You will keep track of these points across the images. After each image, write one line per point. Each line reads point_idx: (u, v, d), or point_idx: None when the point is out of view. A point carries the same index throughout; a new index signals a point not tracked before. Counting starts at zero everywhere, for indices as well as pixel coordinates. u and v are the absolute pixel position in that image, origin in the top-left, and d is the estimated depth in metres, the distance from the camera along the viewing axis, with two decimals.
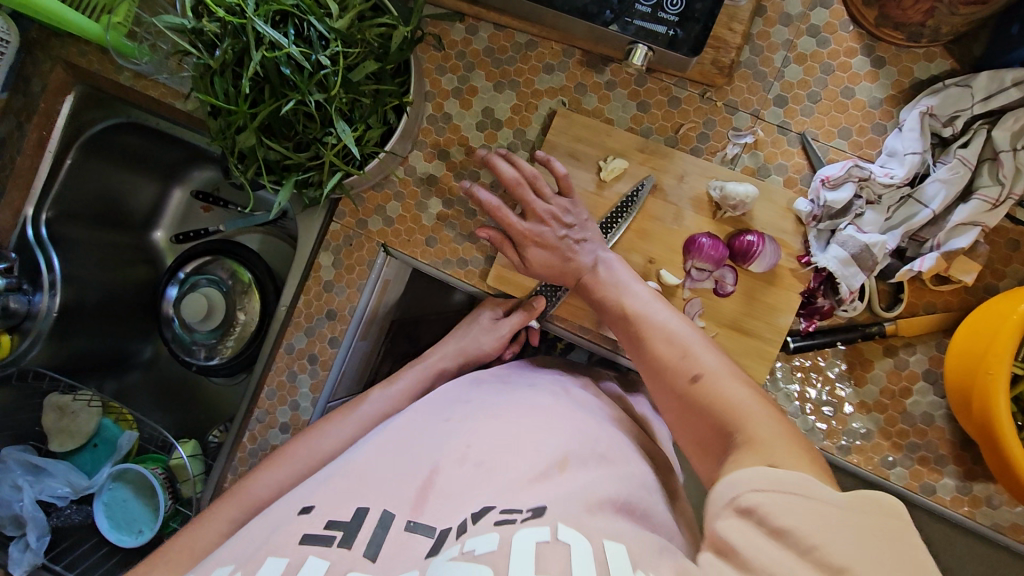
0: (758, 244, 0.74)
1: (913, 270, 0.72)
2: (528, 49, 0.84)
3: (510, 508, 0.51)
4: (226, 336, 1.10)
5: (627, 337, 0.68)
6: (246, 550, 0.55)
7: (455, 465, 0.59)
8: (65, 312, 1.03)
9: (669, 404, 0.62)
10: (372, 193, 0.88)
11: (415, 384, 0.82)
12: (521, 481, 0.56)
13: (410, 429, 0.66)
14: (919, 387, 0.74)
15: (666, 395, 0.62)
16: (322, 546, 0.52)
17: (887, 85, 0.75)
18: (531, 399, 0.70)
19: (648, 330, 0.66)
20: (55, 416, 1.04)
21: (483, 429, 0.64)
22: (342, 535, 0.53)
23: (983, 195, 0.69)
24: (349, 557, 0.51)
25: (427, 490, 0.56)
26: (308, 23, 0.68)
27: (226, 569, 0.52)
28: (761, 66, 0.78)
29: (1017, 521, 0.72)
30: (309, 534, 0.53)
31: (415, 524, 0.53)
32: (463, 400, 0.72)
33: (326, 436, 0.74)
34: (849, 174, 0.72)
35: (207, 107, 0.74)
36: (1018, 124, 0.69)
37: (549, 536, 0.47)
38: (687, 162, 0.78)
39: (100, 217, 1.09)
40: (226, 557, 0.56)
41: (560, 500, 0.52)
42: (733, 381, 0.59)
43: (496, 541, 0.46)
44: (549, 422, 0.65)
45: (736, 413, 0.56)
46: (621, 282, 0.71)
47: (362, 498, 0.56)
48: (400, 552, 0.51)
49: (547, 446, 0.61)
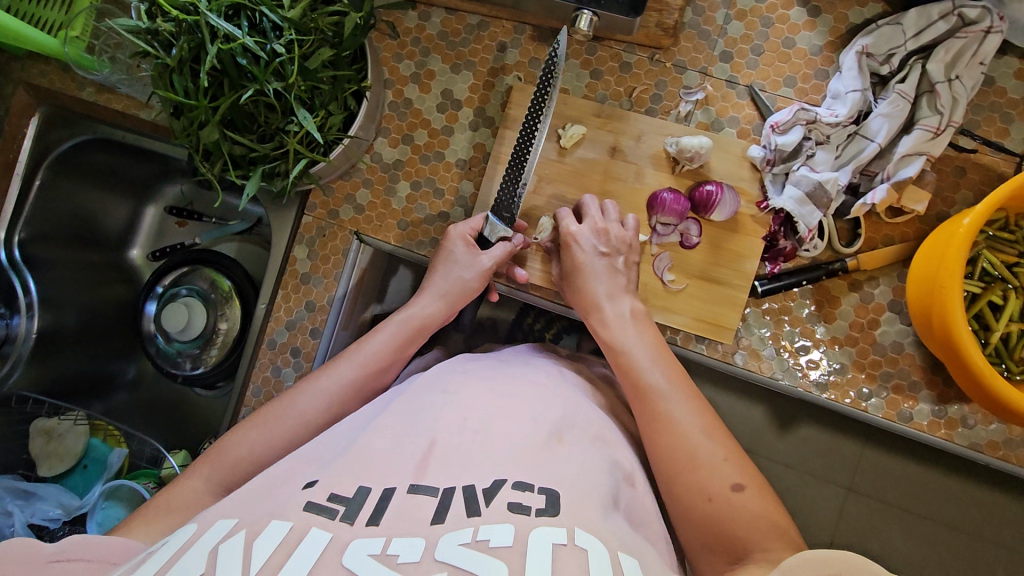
0: (718, 192, 0.76)
1: (867, 204, 0.74)
2: (480, 30, 0.87)
3: (521, 487, 0.50)
4: (210, 345, 1.08)
5: (648, 417, 0.63)
6: (251, 510, 0.49)
7: (454, 435, 0.56)
8: (45, 335, 1.03)
9: (686, 502, 0.58)
10: (341, 183, 0.90)
11: (393, 343, 0.71)
12: (520, 457, 0.54)
13: (410, 402, 0.62)
14: (886, 317, 0.77)
15: (689, 495, 0.58)
16: (325, 519, 0.47)
17: (826, 31, 0.78)
18: (527, 375, 0.69)
19: (679, 419, 0.61)
20: (42, 441, 1.02)
21: (486, 401, 0.61)
22: (345, 508, 0.49)
23: (925, 124, 0.72)
24: (352, 529, 0.46)
25: (428, 457, 0.54)
26: (260, 14, 0.70)
27: (226, 531, 0.47)
28: (704, 26, 0.81)
29: (994, 438, 0.74)
30: (311, 503, 0.49)
31: (417, 485, 0.51)
32: (461, 369, 0.69)
33: (305, 394, 0.66)
34: (797, 118, 0.75)
35: (169, 108, 0.75)
36: (950, 55, 0.72)
37: (565, 538, 0.45)
38: (643, 123, 0.80)
39: (71, 238, 1.07)
40: (225, 512, 0.50)
41: (567, 484, 0.52)
42: (768, 493, 0.58)
43: (512, 534, 0.45)
44: (547, 400, 0.64)
45: (770, 534, 0.54)
46: (641, 358, 0.66)
47: (366, 473, 0.52)
48: (407, 517, 0.48)
49: (545, 420, 0.60)
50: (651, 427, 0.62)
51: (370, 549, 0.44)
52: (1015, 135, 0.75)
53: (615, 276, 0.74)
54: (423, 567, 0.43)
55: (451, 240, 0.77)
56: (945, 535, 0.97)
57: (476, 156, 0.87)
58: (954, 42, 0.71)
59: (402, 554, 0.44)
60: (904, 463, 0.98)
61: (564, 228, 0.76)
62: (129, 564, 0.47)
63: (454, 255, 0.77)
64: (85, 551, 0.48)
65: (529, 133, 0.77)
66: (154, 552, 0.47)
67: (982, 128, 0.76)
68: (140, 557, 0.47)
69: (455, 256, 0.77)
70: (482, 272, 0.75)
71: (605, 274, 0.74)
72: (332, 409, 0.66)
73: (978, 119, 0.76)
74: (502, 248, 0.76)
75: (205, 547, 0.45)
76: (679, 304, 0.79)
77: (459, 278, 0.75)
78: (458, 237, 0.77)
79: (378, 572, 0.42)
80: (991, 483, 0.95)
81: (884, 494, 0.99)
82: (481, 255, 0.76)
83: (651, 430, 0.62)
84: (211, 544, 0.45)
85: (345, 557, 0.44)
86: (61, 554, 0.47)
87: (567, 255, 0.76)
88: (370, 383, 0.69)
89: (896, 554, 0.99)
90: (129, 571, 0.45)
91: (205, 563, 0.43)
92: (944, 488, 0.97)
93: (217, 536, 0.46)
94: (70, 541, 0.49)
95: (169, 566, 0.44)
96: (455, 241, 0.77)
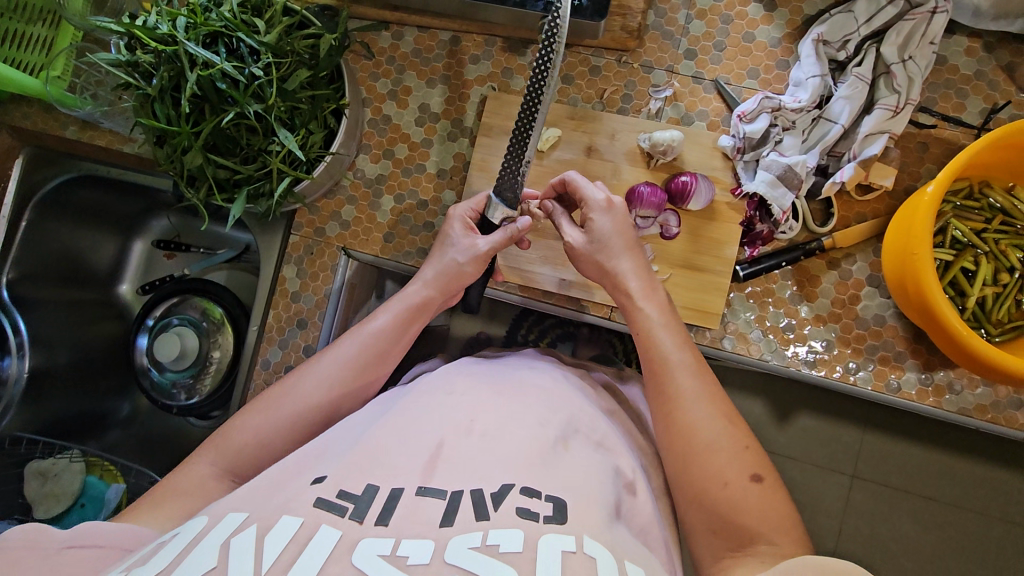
0: (692, 182, 0.78)
1: (837, 182, 0.77)
2: (452, 45, 0.90)
3: (530, 493, 0.50)
4: (203, 374, 1.06)
5: (674, 398, 0.62)
6: (261, 503, 0.49)
7: (462, 437, 0.56)
8: (37, 375, 1.03)
9: (696, 488, 0.58)
10: (326, 201, 0.91)
11: (394, 323, 0.71)
12: (527, 459, 0.54)
13: (414, 402, 0.62)
14: (866, 292, 0.79)
15: (704, 480, 0.57)
16: (334, 516, 0.48)
17: (783, 24, 0.82)
18: (531, 378, 0.69)
19: (704, 405, 0.61)
20: (37, 483, 0.99)
21: (493, 405, 0.61)
22: (355, 506, 0.49)
23: (884, 104, 0.75)
24: (361, 528, 0.47)
25: (436, 458, 0.54)
26: (237, 40, 0.72)
27: (238, 523, 0.47)
28: (667, 26, 0.84)
29: (982, 401, 0.76)
30: (320, 499, 0.49)
31: (425, 488, 0.51)
32: (467, 371, 0.69)
33: (306, 377, 0.67)
34: (763, 107, 0.78)
35: (152, 136, 0.77)
36: (901, 37, 0.75)
37: (574, 545, 0.46)
38: (615, 122, 0.83)
39: (62, 277, 1.07)
40: (237, 503, 0.50)
41: (573, 490, 0.52)
42: (781, 490, 0.57)
43: (522, 540, 0.46)
44: (554, 402, 0.64)
45: (780, 526, 0.55)
46: (671, 337, 0.65)
47: (373, 470, 0.52)
48: (415, 517, 0.48)
49: (551, 424, 0.60)
50: (671, 406, 0.62)
51: (379, 549, 0.45)
52: (971, 109, 0.78)
53: (642, 255, 0.71)
54: (433, 569, 0.43)
55: (451, 221, 0.78)
56: (949, 511, 0.98)
57: (456, 165, 0.90)
58: (903, 24, 0.75)
59: (412, 555, 0.44)
60: (901, 440, 0.99)
61: (601, 198, 0.71)
62: (142, 554, 0.47)
63: (451, 237, 0.76)
64: (97, 536, 0.51)
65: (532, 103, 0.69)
66: (165, 544, 0.47)
67: (940, 104, 0.79)
68: (154, 546, 0.48)
69: (452, 237, 0.76)
70: (477, 256, 0.74)
71: (634, 249, 0.71)
72: (334, 391, 0.67)
73: (935, 96, 0.79)
74: (502, 232, 0.75)
75: (215, 540, 0.45)
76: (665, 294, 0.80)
77: (454, 262, 0.75)
78: (458, 219, 0.77)
79: (389, 573, 0.42)
80: (986, 453, 0.96)
81: (884, 474, 0.99)
82: (478, 238, 0.75)
83: (667, 411, 0.62)
84: (223, 537, 0.45)
85: (355, 556, 0.44)
86: (74, 540, 0.50)
87: (596, 223, 0.71)
88: (372, 363, 0.70)
89: (901, 532, 0.99)
90: (141, 562, 0.46)
91: (217, 558, 0.43)
92: (942, 462, 0.98)
93: (230, 527, 0.47)
94: (83, 529, 0.51)
95: (181, 561, 0.44)
96: (453, 223, 0.77)
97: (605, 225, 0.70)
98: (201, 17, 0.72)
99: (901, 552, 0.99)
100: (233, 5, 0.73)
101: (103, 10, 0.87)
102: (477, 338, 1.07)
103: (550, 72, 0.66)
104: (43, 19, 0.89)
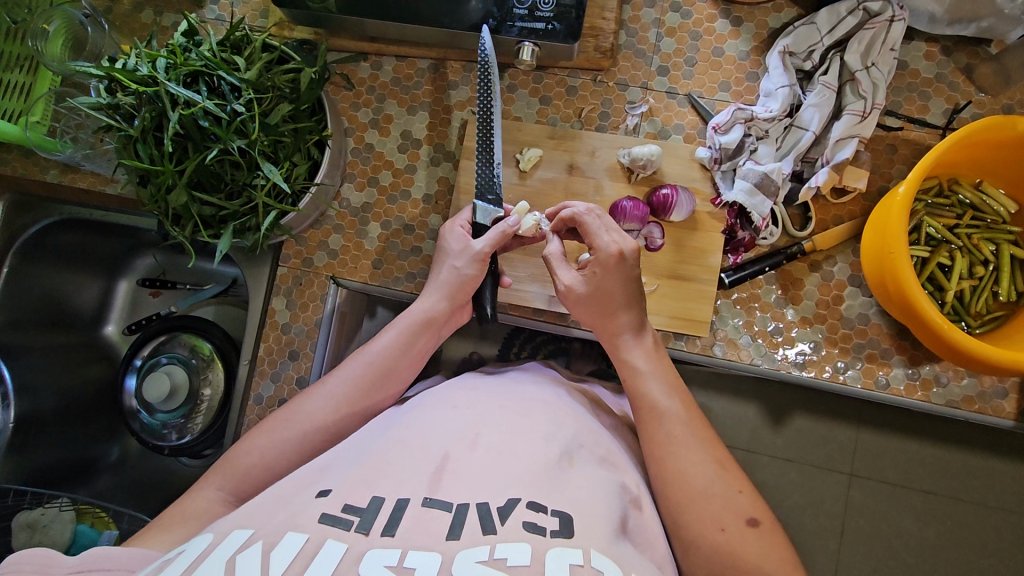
0: (673, 195, 0.80)
1: (813, 187, 0.79)
2: (431, 72, 0.92)
3: (535, 507, 0.50)
4: (195, 413, 1.04)
5: (663, 444, 0.63)
6: (268, 519, 0.49)
7: (466, 451, 0.56)
8: (22, 422, 1.00)
9: (698, 534, 0.58)
10: (313, 231, 0.92)
11: (399, 339, 0.72)
12: (532, 476, 0.54)
13: (417, 417, 0.62)
14: (849, 292, 0.81)
15: (703, 527, 0.58)
16: (340, 530, 0.47)
17: (750, 38, 0.85)
18: (533, 391, 0.69)
19: (692, 450, 0.62)
20: (27, 534, 0.93)
21: (499, 419, 0.62)
22: (360, 519, 0.49)
23: (852, 110, 0.78)
24: (367, 539, 0.46)
25: (441, 473, 0.54)
26: (218, 78, 0.73)
27: (243, 540, 0.46)
28: (639, 45, 0.87)
29: (969, 393, 0.77)
30: (326, 515, 0.49)
31: (431, 499, 0.51)
32: (470, 386, 0.69)
33: (315, 395, 0.68)
34: (736, 117, 0.80)
35: (136, 177, 0.76)
36: (864, 45, 0.79)
37: (582, 559, 0.45)
38: (595, 139, 0.84)
39: (44, 321, 1.05)
40: (242, 520, 0.50)
41: (579, 506, 0.52)
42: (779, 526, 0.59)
43: (529, 553, 0.45)
44: (557, 415, 0.64)
45: (782, 566, 0.56)
46: (658, 385, 0.67)
47: (379, 483, 0.52)
48: (422, 530, 0.48)
49: (555, 438, 0.60)
50: (657, 453, 0.63)
51: (386, 561, 0.44)
52: (934, 110, 0.81)
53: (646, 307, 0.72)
54: None
55: (445, 236, 0.78)
56: (948, 505, 0.99)
57: (441, 189, 0.91)
58: (864, 33, 0.78)
59: (420, 567, 0.44)
60: (894, 436, 1.00)
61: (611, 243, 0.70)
62: (149, 571, 0.46)
63: (447, 248, 0.77)
64: (104, 561, 0.50)
65: (482, 111, 0.77)
66: (171, 560, 0.46)
67: (905, 107, 0.82)
68: (161, 563, 0.47)
69: (448, 247, 0.77)
70: (475, 257, 0.74)
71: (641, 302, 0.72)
72: (343, 409, 0.67)
73: (900, 100, 0.82)
74: (496, 230, 0.74)
75: (221, 556, 0.45)
76: (653, 305, 0.82)
77: (454, 268, 0.75)
78: (451, 231, 0.78)
79: None
80: (978, 444, 0.98)
81: (881, 470, 1.00)
82: (473, 240, 0.75)
83: (656, 458, 0.63)
84: (229, 553, 0.45)
85: (362, 568, 0.44)
86: (82, 566, 0.50)
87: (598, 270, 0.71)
88: (377, 381, 0.70)
89: (903, 530, 1.00)
90: None
91: (223, 570, 0.43)
92: (935, 456, 0.99)
93: (235, 544, 0.46)
94: (90, 554, 0.51)
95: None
96: (448, 236, 0.77)
97: (609, 274, 0.70)
98: (181, 57, 0.73)
99: (904, 549, 0.99)
100: (212, 45, 0.74)
101: (82, 53, 0.87)
102: (469, 359, 1.07)
103: (493, 87, 0.75)
104: (21, 65, 0.90)
